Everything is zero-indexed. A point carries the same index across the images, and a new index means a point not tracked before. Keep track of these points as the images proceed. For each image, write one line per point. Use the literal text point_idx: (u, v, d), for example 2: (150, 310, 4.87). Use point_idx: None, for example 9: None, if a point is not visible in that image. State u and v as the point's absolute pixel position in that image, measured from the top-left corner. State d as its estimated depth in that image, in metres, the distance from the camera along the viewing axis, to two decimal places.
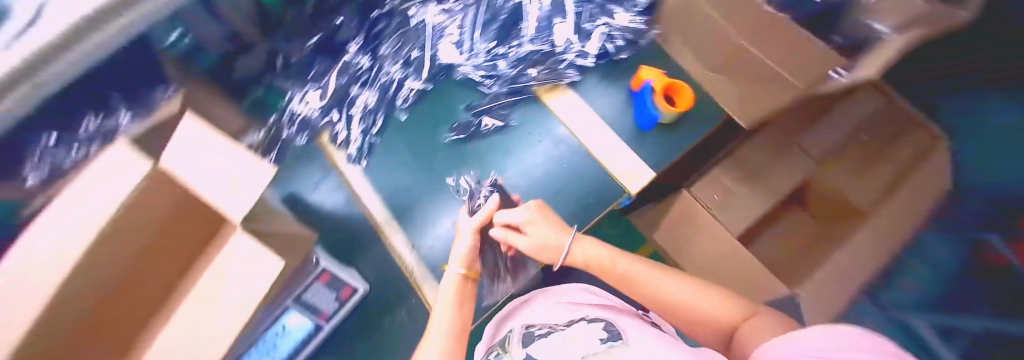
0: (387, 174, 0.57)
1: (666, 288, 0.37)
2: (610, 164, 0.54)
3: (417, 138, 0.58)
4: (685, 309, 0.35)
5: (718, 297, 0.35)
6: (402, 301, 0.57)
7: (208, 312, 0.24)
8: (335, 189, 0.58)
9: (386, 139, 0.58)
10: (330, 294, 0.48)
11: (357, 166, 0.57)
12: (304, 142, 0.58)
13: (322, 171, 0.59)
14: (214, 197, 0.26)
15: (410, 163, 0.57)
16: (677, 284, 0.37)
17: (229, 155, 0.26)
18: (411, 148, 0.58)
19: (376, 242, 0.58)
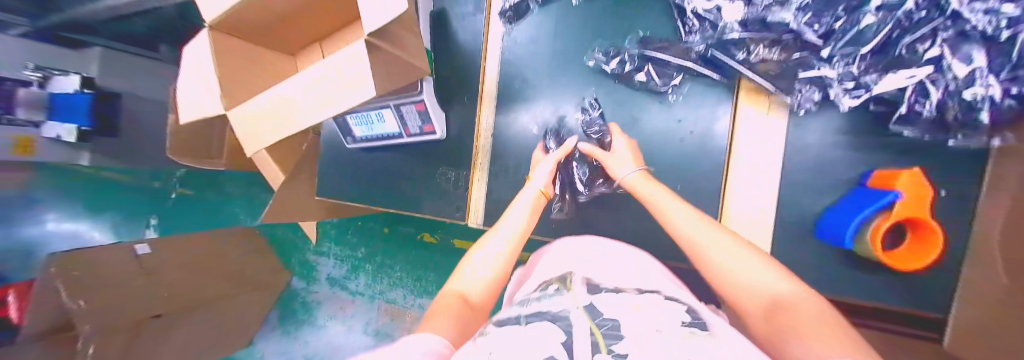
0: (551, 91, 0.61)
1: (721, 258, 0.38)
2: (747, 184, 0.52)
3: (590, 14, 0.58)
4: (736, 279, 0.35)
5: (775, 276, 0.34)
6: (463, 165, 0.65)
7: (330, 100, 0.45)
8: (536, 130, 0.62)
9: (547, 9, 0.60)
10: (417, 120, 0.62)
11: (529, 103, 0.62)
12: (462, 43, 0.65)
13: (505, 99, 0.63)
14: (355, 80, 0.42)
15: (556, 56, 0.60)
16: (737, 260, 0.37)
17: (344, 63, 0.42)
18: (571, 33, 0.59)
19: (476, 156, 0.65)
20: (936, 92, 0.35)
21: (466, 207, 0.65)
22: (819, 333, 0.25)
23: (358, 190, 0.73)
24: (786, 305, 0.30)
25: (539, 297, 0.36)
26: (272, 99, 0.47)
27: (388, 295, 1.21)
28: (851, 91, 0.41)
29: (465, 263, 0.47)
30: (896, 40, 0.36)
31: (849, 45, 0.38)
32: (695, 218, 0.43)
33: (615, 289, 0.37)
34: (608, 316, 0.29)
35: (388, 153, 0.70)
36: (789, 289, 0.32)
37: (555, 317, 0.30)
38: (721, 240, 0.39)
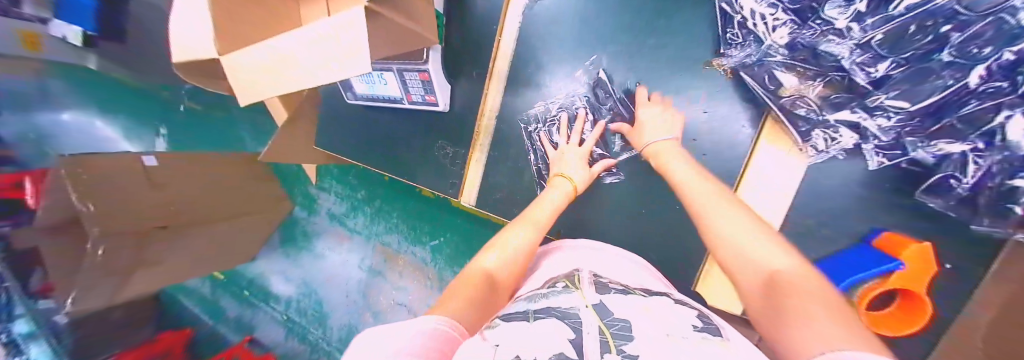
0: (566, 82, 0.57)
1: (722, 225, 0.32)
2: None
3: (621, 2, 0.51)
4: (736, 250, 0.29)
5: (781, 248, 0.28)
6: (462, 143, 0.63)
7: (327, 65, 0.42)
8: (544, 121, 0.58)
9: None
10: (420, 89, 0.59)
11: (546, 91, 0.58)
12: (476, 10, 0.59)
13: (515, 81, 0.59)
14: (354, 49, 0.39)
15: (576, 43, 0.55)
16: (747, 229, 0.30)
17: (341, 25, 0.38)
18: (598, 20, 0.53)
19: (475, 136, 0.62)
20: (975, 168, 0.32)
21: (459, 186, 0.64)
22: (821, 315, 0.20)
23: (356, 149, 0.72)
24: (784, 280, 0.25)
25: (545, 294, 0.34)
26: (272, 51, 0.44)
27: (384, 237, 1.07)
28: (883, 151, 0.38)
29: (498, 241, 0.41)
30: (956, 107, 0.31)
31: (900, 99, 0.34)
32: (702, 182, 0.37)
33: (623, 288, 0.34)
34: (618, 316, 0.27)
35: (388, 117, 0.67)
36: (795, 265, 0.26)
37: (562, 313, 0.28)
38: (727, 206, 0.33)
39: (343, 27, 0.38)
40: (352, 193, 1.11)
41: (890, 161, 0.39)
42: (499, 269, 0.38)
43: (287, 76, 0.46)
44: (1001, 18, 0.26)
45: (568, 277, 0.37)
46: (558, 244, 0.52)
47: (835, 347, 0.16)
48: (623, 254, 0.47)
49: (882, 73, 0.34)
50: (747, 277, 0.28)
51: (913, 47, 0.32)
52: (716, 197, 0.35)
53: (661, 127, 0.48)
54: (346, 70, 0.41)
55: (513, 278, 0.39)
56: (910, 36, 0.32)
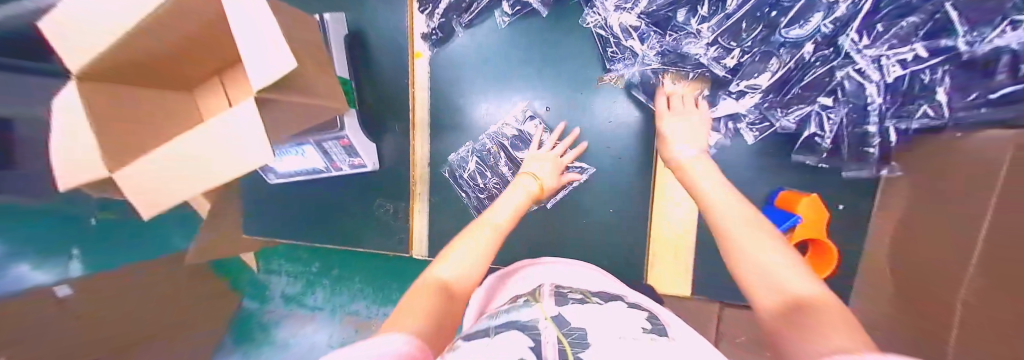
0: (489, 115, 0.59)
1: (752, 248, 0.26)
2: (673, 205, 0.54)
3: (515, 40, 0.57)
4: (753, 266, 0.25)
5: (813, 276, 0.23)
6: (401, 196, 0.63)
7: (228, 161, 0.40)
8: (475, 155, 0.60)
9: (471, 34, 0.58)
10: (344, 155, 0.59)
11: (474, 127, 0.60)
12: (383, 69, 0.60)
13: (439, 127, 0.61)
14: (251, 140, 0.38)
15: (486, 77, 0.59)
16: (775, 253, 0.26)
17: (233, 122, 0.37)
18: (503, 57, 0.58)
19: (412, 186, 0.62)
20: (831, 123, 0.40)
21: (408, 239, 0.64)
22: (836, 336, 0.16)
23: (298, 225, 0.70)
24: (808, 302, 0.20)
25: (507, 308, 0.32)
26: (163, 161, 0.41)
27: (350, 307, 0.99)
28: (755, 125, 0.47)
29: (444, 256, 0.34)
30: (800, 77, 0.37)
31: (753, 79, 0.39)
32: (733, 201, 0.32)
33: (582, 297, 0.33)
34: (577, 324, 0.25)
35: (321, 186, 0.66)
36: (820, 290, 0.21)
37: (523, 325, 0.25)
38: (754, 230, 0.28)
39: (237, 123, 0.37)
40: (306, 268, 1.03)
41: (762, 132, 0.47)
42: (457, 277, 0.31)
43: (187, 180, 0.44)
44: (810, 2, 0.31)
45: (529, 294, 0.36)
46: (523, 265, 0.51)
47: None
48: (570, 265, 0.46)
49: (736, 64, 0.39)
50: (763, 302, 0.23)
51: (751, 40, 0.37)
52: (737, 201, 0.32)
53: (685, 132, 0.44)
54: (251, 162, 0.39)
55: (475, 288, 0.32)
56: (745, 29, 0.36)
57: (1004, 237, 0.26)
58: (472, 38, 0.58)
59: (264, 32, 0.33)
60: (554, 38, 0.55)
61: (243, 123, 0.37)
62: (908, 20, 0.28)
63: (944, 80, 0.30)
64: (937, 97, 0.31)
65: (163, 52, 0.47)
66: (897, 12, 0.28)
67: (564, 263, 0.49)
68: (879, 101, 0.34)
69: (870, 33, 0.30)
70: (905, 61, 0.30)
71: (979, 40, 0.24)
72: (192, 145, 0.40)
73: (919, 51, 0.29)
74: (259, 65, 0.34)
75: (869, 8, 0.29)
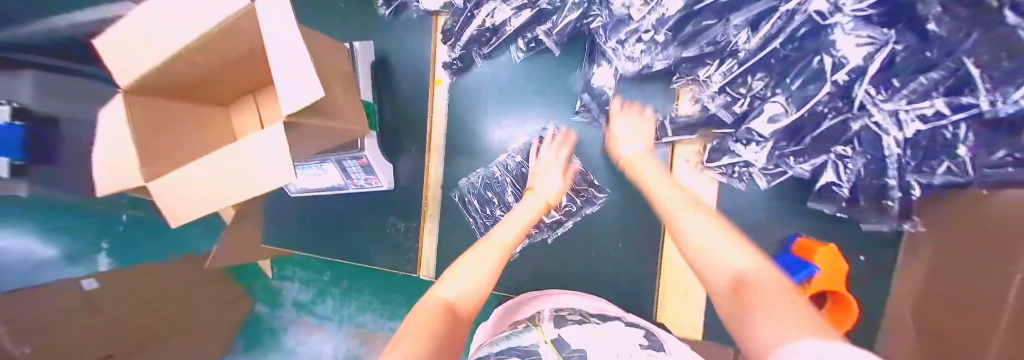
0: (505, 139, 0.61)
1: (705, 242, 0.31)
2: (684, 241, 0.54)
3: (535, 72, 0.59)
4: (709, 258, 0.30)
5: (756, 258, 0.28)
6: (413, 216, 0.64)
7: (254, 180, 0.43)
8: (489, 178, 0.61)
9: (491, 65, 0.60)
10: (361, 174, 0.61)
11: (492, 152, 0.61)
12: (404, 94, 0.63)
13: (454, 150, 0.63)
14: (278, 161, 0.40)
15: (504, 103, 0.61)
16: (728, 244, 0.30)
17: (264, 145, 0.39)
18: (522, 86, 0.60)
19: (424, 207, 0.64)
20: (849, 172, 0.39)
21: (417, 258, 0.64)
22: (773, 310, 0.20)
23: (312, 238, 0.72)
24: (750, 278, 0.25)
25: (507, 335, 0.36)
26: (194, 175, 0.44)
27: (357, 319, 0.99)
28: (768, 171, 0.46)
29: (450, 270, 0.38)
30: (813, 127, 0.39)
31: (764, 122, 0.41)
32: (701, 219, 0.34)
33: (580, 318, 0.38)
34: (575, 347, 0.31)
35: (337, 202, 0.69)
36: (760, 267, 0.26)
37: (524, 352, 0.30)
38: (698, 218, 0.35)
39: (266, 146, 0.39)
40: (317, 276, 1.03)
41: (776, 178, 0.46)
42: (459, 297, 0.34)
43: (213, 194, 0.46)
44: (821, 54, 0.35)
45: (531, 318, 0.40)
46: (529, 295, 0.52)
47: (798, 338, 0.16)
48: (577, 297, 0.49)
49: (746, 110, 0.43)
50: (716, 282, 0.28)
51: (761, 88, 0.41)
52: (684, 202, 0.38)
53: (627, 124, 0.51)
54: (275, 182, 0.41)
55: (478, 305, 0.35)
56: (757, 78, 0.41)
57: None
58: (492, 68, 0.60)
59: (288, 61, 0.36)
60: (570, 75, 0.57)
61: (270, 145, 0.39)
62: (928, 76, 0.29)
63: (967, 139, 0.30)
64: (959, 152, 0.31)
65: (207, 72, 0.51)
66: (914, 69, 0.30)
67: (569, 293, 0.50)
68: (898, 153, 0.34)
69: (886, 87, 0.32)
70: (924, 116, 0.31)
71: (1005, 100, 0.25)
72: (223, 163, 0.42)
73: (942, 109, 0.29)
74: (286, 94, 0.37)
75: (883, 61, 0.31)
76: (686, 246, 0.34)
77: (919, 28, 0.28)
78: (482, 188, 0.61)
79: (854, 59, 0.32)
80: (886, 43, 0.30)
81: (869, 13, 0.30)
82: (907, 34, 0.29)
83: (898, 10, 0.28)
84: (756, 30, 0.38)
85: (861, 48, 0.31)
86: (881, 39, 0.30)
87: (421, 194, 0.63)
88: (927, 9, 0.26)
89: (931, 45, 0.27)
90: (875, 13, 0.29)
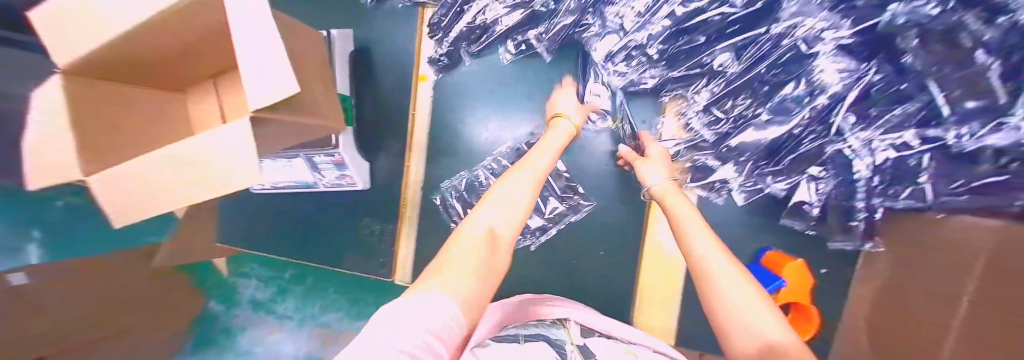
0: (491, 141, 0.59)
1: (728, 294, 0.26)
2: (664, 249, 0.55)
3: (525, 75, 0.57)
4: (734, 317, 0.25)
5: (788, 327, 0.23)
6: (390, 217, 0.62)
7: (213, 179, 0.39)
8: (474, 180, 0.59)
9: (480, 64, 0.58)
10: (335, 172, 0.58)
11: (478, 154, 0.60)
12: (385, 89, 0.60)
13: (437, 151, 0.60)
14: (243, 160, 0.37)
15: (492, 104, 0.59)
16: (760, 308, 0.25)
17: (225, 141, 0.36)
18: (510, 89, 0.58)
19: (402, 208, 0.61)
20: (820, 192, 0.42)
21: (392, 262, 0.62)
22: None
23: (277, 238, 0.68)
24: (783, 349, 0.21)
25: (536, 327, 0.37)
26: (141, 171, 0.39)
27: (324, 319, 0.91)
28: (746, 186, 0.48)
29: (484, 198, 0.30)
30: (792, 148, 0.40)
31: (757, 134, 0.41)
32: (717, 253, 0.30)
33: (607, 333, 0.38)
34: (600, 357, 0.29)
35: (306, 200, 0.65)
36: (796, 343, 0.22)
37: (550, 341, 0.31)
38: (722, 258, 0.29)
39: (228, 142, 0.36)
40: (278, 273, 0.95)
41: (751, 195, 0.48)
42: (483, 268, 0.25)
43: (163, 192, 0.42)
44: (803, 80, 0.36)
45: (559, 319, 0.41)
46: (515, 302, 0.46)
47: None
48: (565, 305, 0.46)
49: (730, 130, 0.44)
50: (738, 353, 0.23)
51: (744, 108, 0.42)
52: (701, 227, 0.33)
53: (654, 166, 0.44)
54: (237, 181, 0.38)
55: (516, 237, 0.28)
56: (742, 98, 0.42)
57: (979, 341, 0.27)
58: (480, 67, 0.58)
59: (265, 43, 0.32)
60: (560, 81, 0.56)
61: (232, 141, 0.36)
62: (903, 107, 0.30)
63: (927, 166, 0.32)
64: (922, 179, 0.33)
65: (164, 53, 0.46)
66: (889, 101, 0.30)
67: (556, 299, 0.48)
68: (866, 178, 0.36)
69: (864, 117, 0.33)
70: (896, 145, 0.32)
71: (970, 136, 0.25)
72: (175, 158, 0.38)
73: (913, 140, 0.30)
74: (259, 79, 0.32)
75: (860, 90, 0.32)
76: (707, 298, 0.28)
77: (895, 62, 0.28)
78: (467, 191, 0.59)
79: (836, 87, 0.33)
80: (865, 73, 0.31)
81: (848, 42, 0.30)
82: (885, 66, 0.29)
83: (876, 42, 0.28)
84: (744, 49, 0.38)
85: (842, 78, 0.32)
86: (862, 69, 0.31)
87: (400, 195, 0.61)
88: (905, 42, 0.26)
89: (906, 78, 0.27)
90: (854, 42, 0.30)
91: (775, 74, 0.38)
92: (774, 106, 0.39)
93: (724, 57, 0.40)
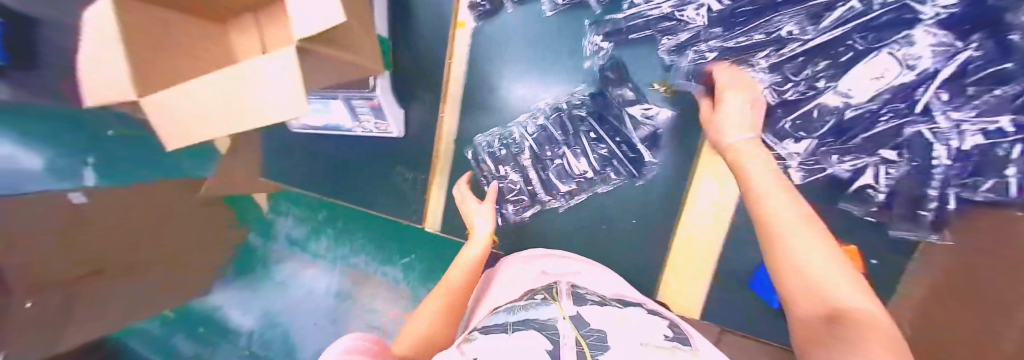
0: (529, 97, 0.56)
1: (791, 249, 0.22)
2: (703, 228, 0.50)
3: (567, 29, 0.52)
4: (796, 269, 0.22)
5: (858, 286, 0.20)
6: (422, 167, 0.62)
7: (251, 111, 0.40)
8: (508, 136, 0.58)
9: (522, 13, 0.54)
10: (372, 117, 0.58)
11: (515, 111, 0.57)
12: (424, 34, 0.57)
13: (473, 103, 0.59)
14: (280, 89, 0.37)
15: (531, 58, 0.55)
16: (838, 268, 0.21)
17: (265, 69, 0.36)
18: (550, 43, 0.54)
19: (434, 159, 0.61)
20: (889, 177, 0.38)
21: (423, 212, 0.64)
22: None
23: (315, 179, 0.70)
24: (856, 320, 0.18)
25: (525, 306, 0.37)
26: (193, 98, 0.41)
27: (351, 260, 0.99)
28: (805, 164, 0.44)
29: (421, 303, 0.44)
30: (864, 128, 0.37)
31: (838, 102, 0.37)
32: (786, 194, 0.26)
33: (598, 300, 0.38)
34: (595, 327, 0.30)
35: (342, 144, 0.66)
36: (872, 307, 0.19)
37: (541, 325, 0.30)
38: (795, 215, 0.24)
39: (268, 70, 0.36)
40: (313, 214, 1.03)
41: (812, 174, 0.44)
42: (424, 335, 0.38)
43: (209, 121, 0.43)
44: (886, 51, 0.32)
45: (546, 289, 0.41)
46: (510, 260, 0.57)
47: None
48: (572, 266, 0.51)
49: (799, 100, 0.39)
50: (806, 313, 0.21)
51: (817, 77, 0.37)
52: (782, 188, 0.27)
53: (735, 120, 0.35)
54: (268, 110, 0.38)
55: (450, 327, 0.41)
56: (820, 66, 0.37)
57: None
58: (524, 16, 0.54)
59: None
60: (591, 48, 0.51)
61: (269, 68, 0.36)
62: (1002, 90, 0.28)
63: (1019, 158, 0.29)
64: (1010, 172, 0.30)
65: None
66: (987, 81, 0.28)
67: (571, 266, 0.51)
68: (946, 164, 0.34)
69: (960, 94, 0.30)
70: (988, 131, 0.30)
71: None
72: (219, 88, 0.40)
73: (1010, 127, 0.28)
74: (309, 10, 0.33)
75: (959, 66, 0.29)
76: (771, 258, 0.24)
77: (1000, 39, 0.26)
78: (501, 146, 0.59)
79: (925, 62, 0.30)
80: (964, 49, 0.28)
81: (954, 13, 0.28)
82: (987, 42, 0.27)
83: (986, 16, 0.26)
84: (829, 10, 0.34)
85: (936, 53, 0.29)
86: (959, 44, 0.28)
87: (432, 146, 0.61)
88: (1016, 18, 0.25)
89: (1013, 58, 0.26)
90: (957, 13, 0.27)
91: (865, 37, 0.33)
92: (846, 79, 0.35)
93: (801, 16, 0.35)
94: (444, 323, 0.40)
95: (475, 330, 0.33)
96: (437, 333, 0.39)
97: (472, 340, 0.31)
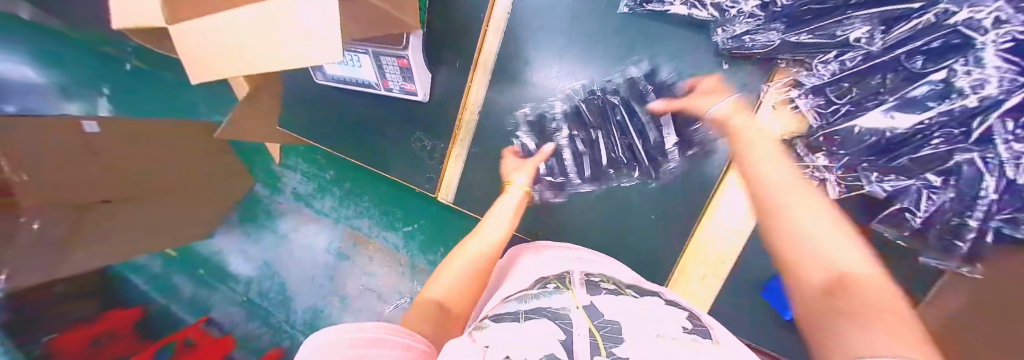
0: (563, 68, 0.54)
1: (793, 212, 0.26)
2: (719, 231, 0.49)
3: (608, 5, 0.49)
4: (798, 235, 0.24)
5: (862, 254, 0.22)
6: (441, 135, 0.61)
7: (287, 55, 0.39)
8: (541, 114, 0.57)
9: None
10: (397, 77, 0.57)
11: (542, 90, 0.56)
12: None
13: (503, 74, 0.57)
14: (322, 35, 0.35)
15: (567, 31, 0.52)
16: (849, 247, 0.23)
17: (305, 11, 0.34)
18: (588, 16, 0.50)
19: (455, 128, 0.61)
20: (930, 203, 0.36)
21: (437, 179, 0.64)
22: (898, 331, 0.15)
23: (332, 135, 0.70)
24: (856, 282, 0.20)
25: (535, 294, 0.33)
26: (226, 34, 0.40)
27: (354, 221, 1.01)
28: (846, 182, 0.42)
29: (442, 271, 0.43)
30: (911, 149, 0.35)
31: (878, 121, 0.35)
32: (794, 184, 0.29)
33: (615, 288, 0.33)
34: (609, 317, 0.25)
35: (362, 103, 0.65)
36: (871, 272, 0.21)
37: (553, 314, 0.26)
38: (802, 198, 0.27)
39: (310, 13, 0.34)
40: (320, 173, 1.04)
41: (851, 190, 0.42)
42: (451, 297, 0.38)
43: (241, 59, 0.42)
44: (946, 73, 0.30)
45: (557, 278, 0.37)
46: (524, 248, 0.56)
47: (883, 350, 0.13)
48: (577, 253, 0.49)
49: (857, 110, 0.37)
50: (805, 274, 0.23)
51: (872, 87, 0.36)
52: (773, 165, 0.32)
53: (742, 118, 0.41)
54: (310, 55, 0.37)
55: (471, 301, 0.39)
56: (874, 78, 0.35)
57: None
58: None
59: None
60: (630, 37, 0.49)
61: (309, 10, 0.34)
62: None
63: None
64: None
65: None
66: None
67: (579, 254, 0.49)
68: (993, 197, 0.32)
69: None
70: None
71: None
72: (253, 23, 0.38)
73: None
74: None
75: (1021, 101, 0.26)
76: (773, 225, 0.27)
77: None
78: (535, 121, 0.58)
79: (990, 90, 0.27)
80: None
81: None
82: None
83: None
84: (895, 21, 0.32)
85: (1000, 84, 0.26)
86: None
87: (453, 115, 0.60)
88: None
89: None
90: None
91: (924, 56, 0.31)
92: (900, 98, 0.33)
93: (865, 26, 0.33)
94: (468, 297, 0.39)
95: (487, 317, 0.30)
96: (460, 309, 0.37)
97: (484, 327, 0.27)
